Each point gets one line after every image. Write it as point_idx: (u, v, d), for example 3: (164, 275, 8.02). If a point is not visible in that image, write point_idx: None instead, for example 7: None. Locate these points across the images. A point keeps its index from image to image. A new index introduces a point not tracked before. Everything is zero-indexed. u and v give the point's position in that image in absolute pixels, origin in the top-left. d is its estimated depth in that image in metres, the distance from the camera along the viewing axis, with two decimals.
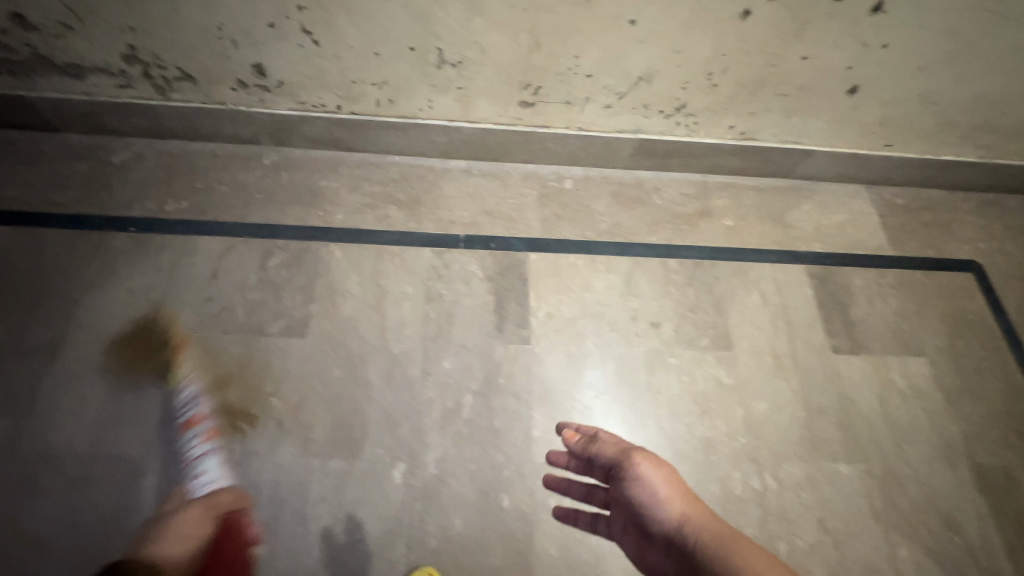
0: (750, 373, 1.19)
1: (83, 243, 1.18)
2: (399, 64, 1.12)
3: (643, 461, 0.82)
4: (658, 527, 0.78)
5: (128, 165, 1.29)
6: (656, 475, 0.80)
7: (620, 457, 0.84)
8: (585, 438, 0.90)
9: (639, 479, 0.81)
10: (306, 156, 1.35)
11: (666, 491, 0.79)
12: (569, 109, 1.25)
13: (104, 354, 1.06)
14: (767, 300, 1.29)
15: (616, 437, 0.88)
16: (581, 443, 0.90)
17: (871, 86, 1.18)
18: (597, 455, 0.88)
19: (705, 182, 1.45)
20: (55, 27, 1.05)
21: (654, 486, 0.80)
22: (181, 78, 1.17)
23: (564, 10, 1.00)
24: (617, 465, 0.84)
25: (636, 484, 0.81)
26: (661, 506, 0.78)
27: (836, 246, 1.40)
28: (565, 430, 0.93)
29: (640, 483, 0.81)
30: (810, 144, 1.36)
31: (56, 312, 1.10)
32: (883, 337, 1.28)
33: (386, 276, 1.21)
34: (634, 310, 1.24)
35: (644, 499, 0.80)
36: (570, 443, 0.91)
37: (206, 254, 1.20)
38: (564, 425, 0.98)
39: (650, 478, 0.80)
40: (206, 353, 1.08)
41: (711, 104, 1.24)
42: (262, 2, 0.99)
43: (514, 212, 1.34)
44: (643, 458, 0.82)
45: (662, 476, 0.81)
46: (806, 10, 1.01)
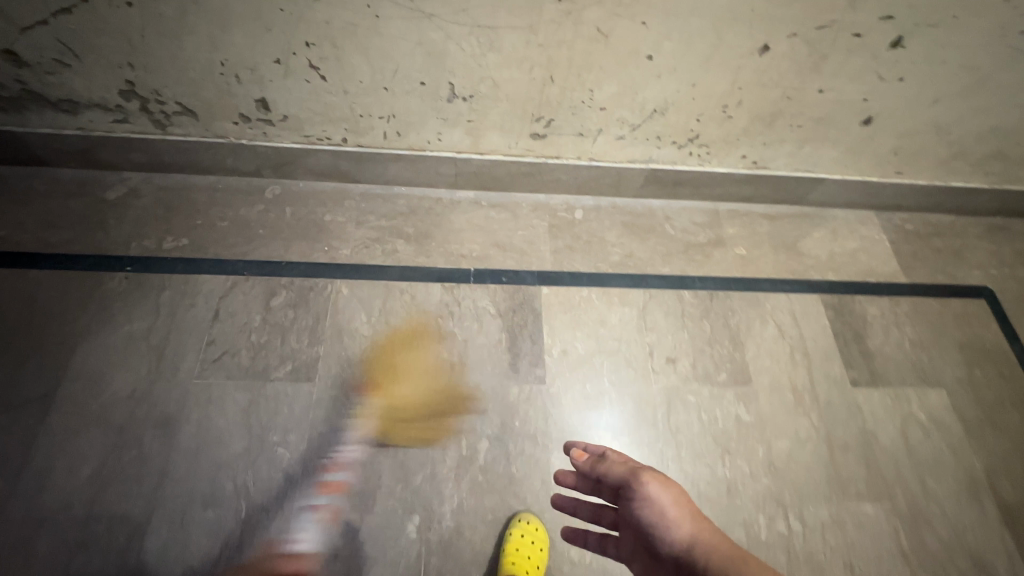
0: (770, 409, 1.17)
1: (78, 286, 1.13)
2: (409, 99, 1.09)
3: (652, 480, 0.74)
4: (668, 551, 0.70)
5: (125, 201, 1.24)
6: (664, 495, 0.72)
7: (628, 477, 0.76)
8: (592, 458, 0.82)
9: (647, 500, 0.73)
10: (310, 189, 1.31)
11: (675, 510, 0.72)
12: (581, 140, 1.22)
13: (103, 407, 1.01)
14: (784, 332, 1.27)
15: (623, 456, 0.80)
16: (589, 462, 0.82)
17: (885, 116, 1.17)
18: (604, 474, 0.80)
19: (716, 210, 1.44)
20: (50, 64, 1.00)
21: (663, 506, 0.72)
22: (181, 113, 1.13)
23: (580, 46, 0.98)
24: (625, 485, 0.76)
25: (644, 504, 0.73)
26: (672, 528, 0.70)
27: (849, 274, 1.39)
28: (573, 448, 0.85)
29: (648, 504, 0.73)
30: (822, 172, 1.35)
31: (51, 361, 1.04)
32: (902, 368, 1.26)
33: (396, 314, 1.17)
34: (650, 345, 1.21)
35: (654, 521, 0.72)
36: (578, 461, 0.84)
37: (207, 294, 1.15)
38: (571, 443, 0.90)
39: (657, 497, 0.73)
40: (210, 402, 1.03)
41: (725, 135, 1.22)
42: (269, 39, 0.95)
43: (525, 244, 1.31)
44: (653, 477, 0.74)
45: (670, 496, 0.73)
46: (825, 45, 0.99)
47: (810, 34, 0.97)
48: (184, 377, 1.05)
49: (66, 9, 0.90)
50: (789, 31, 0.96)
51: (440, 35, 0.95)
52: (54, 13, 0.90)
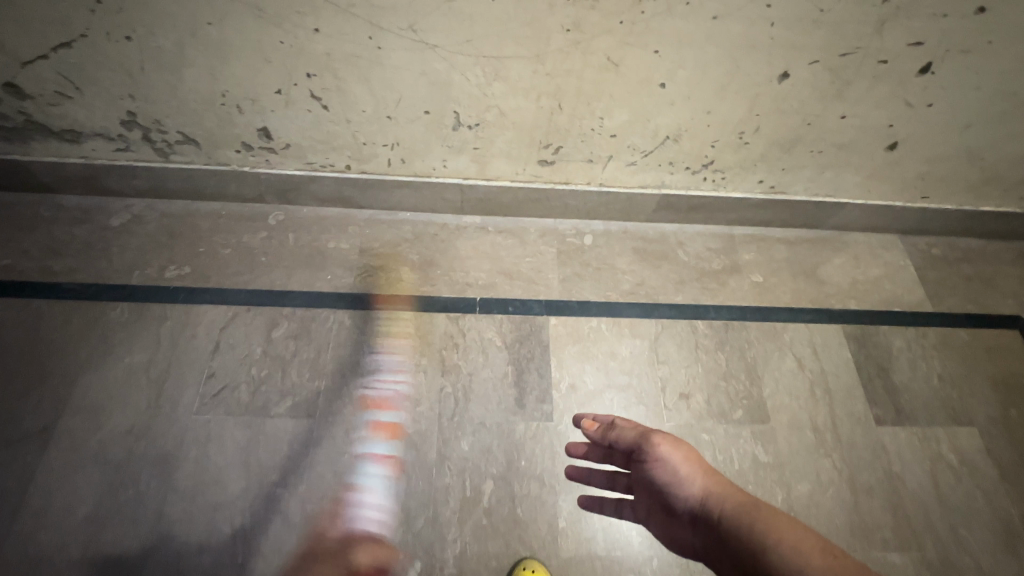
0: (789, 449, 1.11)
1: (78, 317, 1.11)
2: (414, 127, 1.06)
3: (661, 441, 0.78)
4: (682, 504, 0.74)
5: (128, 228, 1.23)
6: (674, 454, 0.77)
7: (638, 441, 0.81)
8: (603, 426, 0.87)
9: (658, 459, 0.78)
10: (314, 215, 1.29)
11: (685, 467, 0.76)
12: (591, 166, 1.18)
13: (101, 444, 0.99)
14: (803, 365, 1.21)
15: (631, 422, 0.85)
16: (599, 431, 0.87)
17: (912, 142, 1.12)
18: (615, 439, 0.84)
19: (731, 235, 1.38)
20: (51, 96, 0.99)
21: (674, 465, 0.76)
22: (183, 141, 1.11)
23: (591, 75, 0.94)
24: (635, 449, 0.81)
25: (656, 464, 0.77)
26: (684, 482, 0.75)
27: (871, 302, 1.33)
28: (582, 419, 0.90)
29: (660, 464, 0.77)
30: (843, 197, 1.29)
31: (50, 395, 1.03)
32: (929, 405, 1.19)
33: (399, 346, 1.14)
34: (662, 379, 1.17)
35: (667, 479, 0.76)
36: (589, 430, 0.88)
37: (208, 324, 1.13)
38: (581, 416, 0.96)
39: (668, 457, 0.77)
40: (210, 439, 1.01)
41: (741, 161, 1.17)
42: (271, 71, 0.93)
43: (532, 272, 1.27)
44: (662, 439, 0.79)
45: (680, 454, 0.77)
46: (849, 72, 0.94)
47: (833, 61, 0.92)
48: (183, 413, 1.04)
49: (66, 44, 0.88)
50: (811, 58, 0.91)
51: (445, 66, 0.92)
52: (54, 47, 0.89)
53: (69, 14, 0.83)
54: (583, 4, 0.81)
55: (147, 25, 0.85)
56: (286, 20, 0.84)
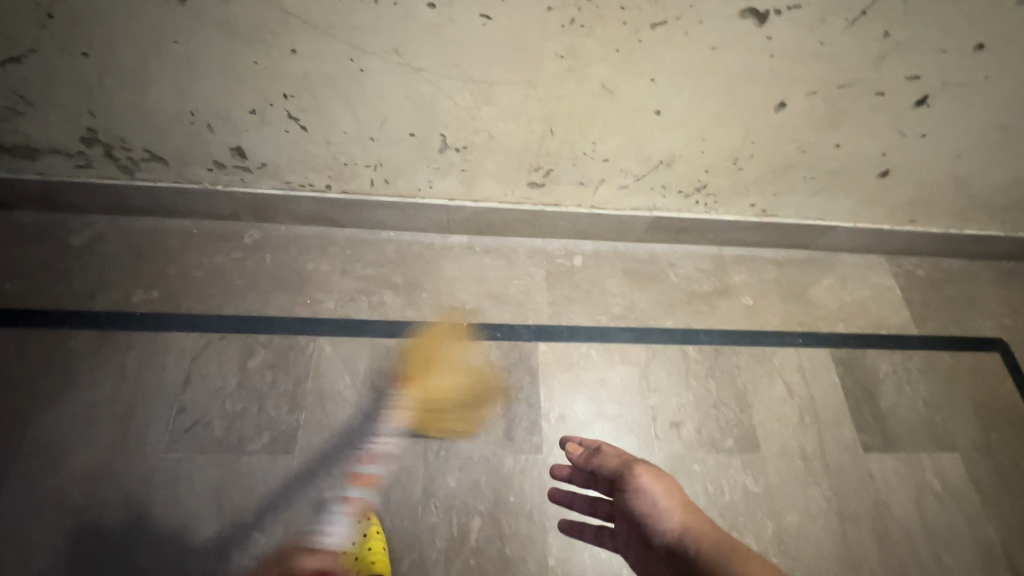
0: (779, 478, 1.10)
1: (34, 346, 1.04)
2: (398, 148, 1.01)
3: (643, 472, 0.78)
4: (660, 537, 0.74)
5: (90, 248, 1.15)
6: (655, 486, 0.77)
7: (620, 470, 0.81)
8: (588, 452, 0.87)
9: (638, 491, 0.78)
10: (292, 234, 1.23)
11: (665, 500, 0.76)
12: (582, 189, 1.15)
13: (60, 486, 0.93)
14: (792, 391, 1.21)
15: (616, 449, 0.85)
16: (584, 457, 0.87)
17: (903, 169, 1.11)
18: (599, 467, 0.85)
19: (722, 255, 1.37)
20: (1, 111, 0.91)
21: (653, 497, 0.76)
22: (149, 159, 1.04)
23: (584, 101, 0.90)
24: (618, 478, 0.81)
25: (635, 494, 0.78)
26: (662, 515, 0.75)
27: (859, 325, 1.33)
28: (567, 443, 0.90)
29: (639, 494, 0.77)
30: (833, 220, 1.29)
31: (2, 436, 0.96)
32: (915, 430, 1.20)
33: (382, 376, 1.10)
34: (653, 407, 1.14)
35: (646, 511, 0.76)
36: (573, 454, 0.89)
37: (178, 353, 1.07)
38: (568, 439, 0.95)
39: (649, 488, 0.77)
40: (179, 481, 0.96)
41: (734, 185, 1.15)
42: (244, 90, 0.87)
43: (521, 295, 1.24)
44: (644, 470, 0.79)
45: (661, 487, 0.77)
46: (845, 103, 0.92)
47: (830, 92, 0.90)
48: (150, 452, 0.97)
49: (14, 59, 0.81)
50: (808, 89, 0.89)
51: (431, 89, 0.87)
52: (1, 62, 0.81)
53: (16, 29, 0.76)
54: (577, 31, 0.77)
55: (106, 42, 0.78)
56: (259, 39, 0.78)
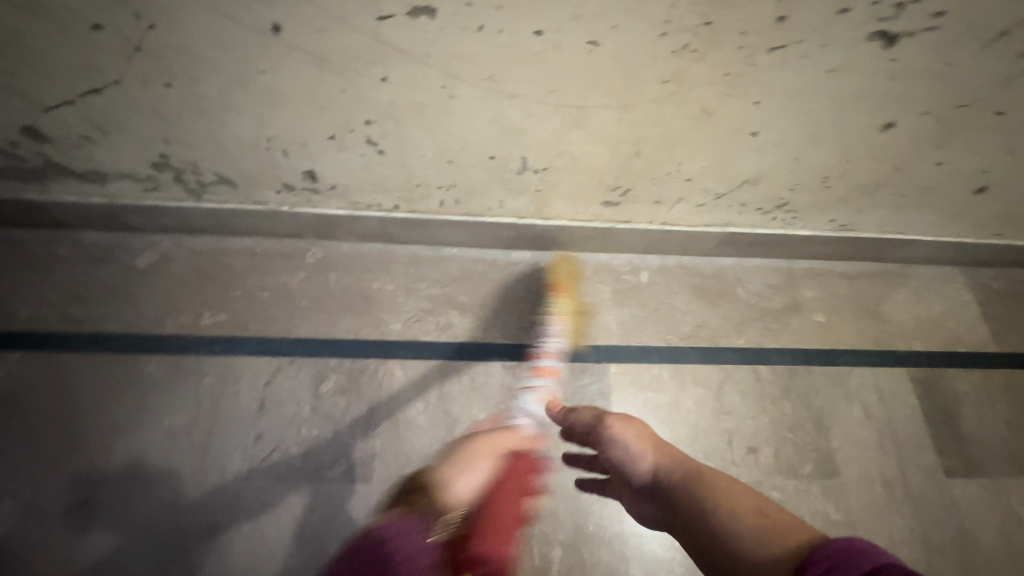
0: (860, 505, 1.08)
1: (110, 373, 1.03)
2: (475, 171, 0.97)
3: (612, 419, 0.74)
4: (640, 480, 0.70)
5: (155, 269, 1.13)
6: (623, 431, 0.73)
7: (590, 423, 0.77)
8: (560, 406, 0.88)
9: (610, 439, 0.73)
10: (354, 252, 1.20)
11: (638, 445, 0.71)
12: (657, 207, 1.11)
13: (148, 515, 0.93)
14: (870, 414, 1.17)
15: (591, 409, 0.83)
16: (558, 410, 0.89)
17: (1002, 186, 1.05)
18: (575, 420, 0.82)
19: (792, 269, 1.32)
20: (75, 139, 0.89)
21: (624, 442, 0.72)
22: (218, 183, 1.01)
23: (679, 124, 0.85)
24: (592, 432, 0.77)
25: (611, 445, 0.73)
26: (638, 461, 0.70)
27: (936, 343, 1.28)
28: (548, 402, 0.95)
29: (612, 443, 0.73)
30: (913, 234, 1.23)
31: (87, 462, 0.96)
32: (999, 455, 1.16)
33: (454, 400, 1.08)
34: (728, 432, 1.12)
35: (622, 458, 0.72)
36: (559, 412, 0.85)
37: (251, 379, 1.06)
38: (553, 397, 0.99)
39: (621, 436, 0.73)
40: (262, 509, 0.96)
41: (817, 202, 1.10)
42: (324, 117, 0.83)
43: (588, 314, 1.21)
44: (614, 418, 0.74)
45: (634, 432, 0.72)
46: (958, 122, 0.87)
47: (944, 111, 0.84)
48: (232, 480, 0.97)
49: (95, 89, 0.79)
50: (921, 109, 0.84)
51: (521, 114, 0.83)
52: (82, 93, 0.79)
53: (102, 60, 0.74)
54: (687, 55, 0.73)
55: (191, 72, 0.75)
56: (348, 67, 0.74)
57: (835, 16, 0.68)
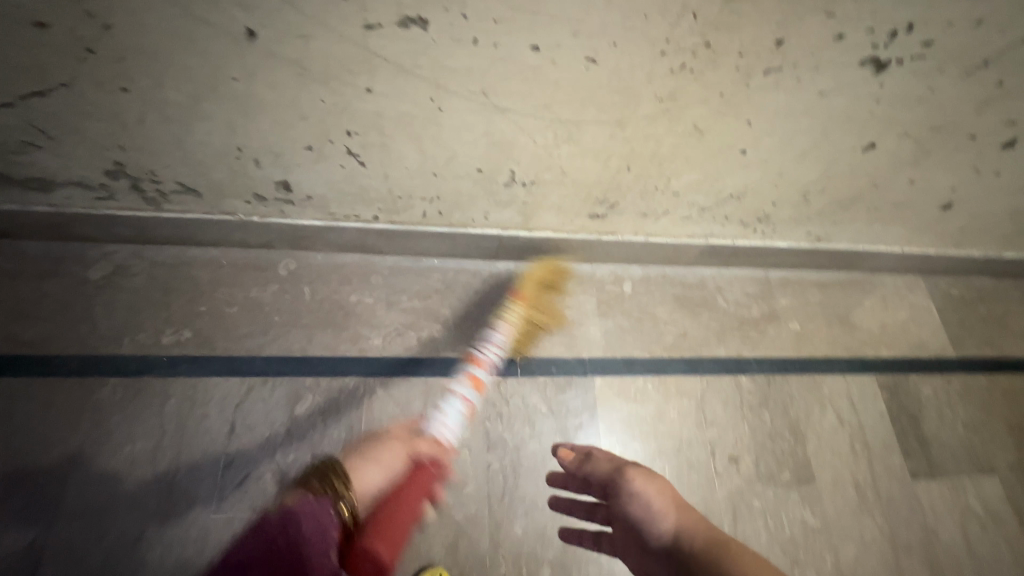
0: (835, 509, 1.12)
1: (59, 399, 0.94)
2: (462, 183, 0.94)
3: (636, 476, 0.76)
4: (656, 541, 0.73)
5: (109, 282, 1.04)
6: (648, 489, 0.74)
7: (613, 475, 0.78)
8: (580, 458, 0.85)
9: (633, 496, 0.75)
10: (330, 262, 1.15)
11: (659, 504, 0.73)
12: (643, 219, 1.10)
13: (107, 555, 0.85)
14: (842, 420, 1.21)
15: (609, 454, 0.83)
16: (575, 463, 0.85)
17: (965, 202, 1.11)
18: (590, 472, 0.83)
19: (768, 279, 1.35)
20: (15, 144, 0.80)
21: (648, 500, 0.74)
22: (181, 192, 0.93)
23: (671, 141, 0.85)
24: (611, 483, 0.78)
25: (629, 500, 0.75)
26: (656, 519, 0.73)
27: (901, 349, 1.34)
28: (559, 448, 0.88)
29: (634, 499, 0.75)
30: (882, 245, 1.28)
31: (34, 499, 0.87)
32: (958, 455, 1.22)
33: (439, 418, 1.05)
34: (711, 442, 1.13)
35: (641, 516, 0.74)
36: (564, 462, 0.87)
37: (220, 402, 0.99)
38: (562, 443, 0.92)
39: (643, 492, 0.74)
40: (236, 541, 0.89)
41: (797, 216, 1.12)
42: (302, 127, 0.78)
43: (573, 325, 1.19)
44: (636, 474, 0.76)
45: (656, 489, 0.75)
46: (933, 144, 0.90)
47: (922, 133, 0.87)
48: (201, 512, 0.91)
49: (40, 92, 0.70)
50: (902, 131, 0.86)
51: (513, 128, 0.80)
52: (23, 95, 0.71)
53: (47, 62, 0.66)
54: (685, 75, 0.72)
55: (153, 77, 0.68)
56: (333, 77, 0.70)
57: (832, 41, 0.69)
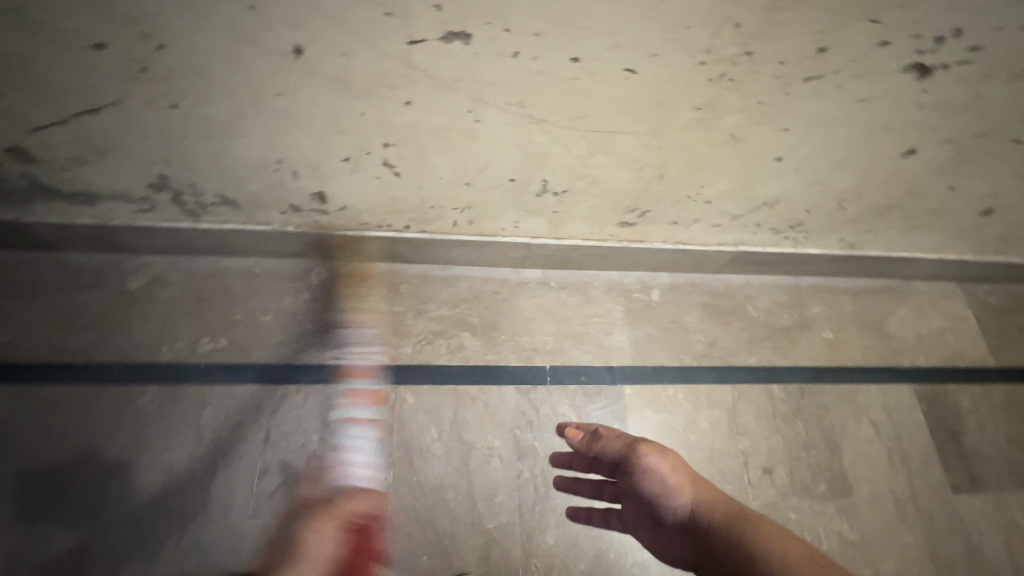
0: (873, 524, 1.09)
1: (102, 406, 0.97)
2: (493, 193, 0.94)
3: (648, 452, 0.81)
4: (673, 515, 0.77)
5: (148, 292, 1.07)
6: (662, 464, 0.79)
7: (624, 452, 0.83)
8: (588, 436, 0.90)
9: (647, 471, 0.80)
10: (360, 271, 1.16)
11: (674, 479, 0.78)
12: (672, 228, 1.09)
13: (148, 560, 0.87)
14: (879, 431, 1.18)
15: (616, 431, 0.88)
16: (584, 441, 0.90)
17: (1006, 208, 1.08)
18: (600, 450, 0.88)
19: (799, 286, 1.33)
20: (66, 160, 0.83)
21: (663, 475, 0.79)
22: (219, 203, 0.96)
23: (706, 150, 0.84)
24: (624, 460, 0.83)
25: (646, 476, 0.80)
26: (673, 495, 0.77)
27: (938, 358, 1.30)
28: (568, 429, 0.92)
29: (648, 474, 0.80)
30: (917, 252, 1.25)
31: (78, 506, 0.89)
32: (1001, 469, 1.18)
33: (468, 427, 1.05)
34: (743, 453, 1.11)
35: (657, 490, 0.78)
36: (573, 441, 0.92)
37: (254, 410, 1.01)
38: (564, 426, 1.03)
39: (657, 468, 0.79)
40: (271, 549, 0.90)
41: (830, 223, 1.10)
42: (341, 140, 0.79)
43: (601, 334, 1.19)
44: (648, 449, 0.81)
45: (668, 464, 0.80)
46: (975, 150, 0.88)
47: (965, 139, 0.85)
48: (237, 518, 0.92)
49: (92, 110, 0.73)
50: (943, 138, 0.85)
51: (547, 139, 0.80)
52: (77, 113, 0.73)
53: (101, 81, 0.68)
54: (724, 84, 0.71)
55: (200, 94, 0.70)
56: (373, 91, 0.71)
57: (874, 48, 0.68)
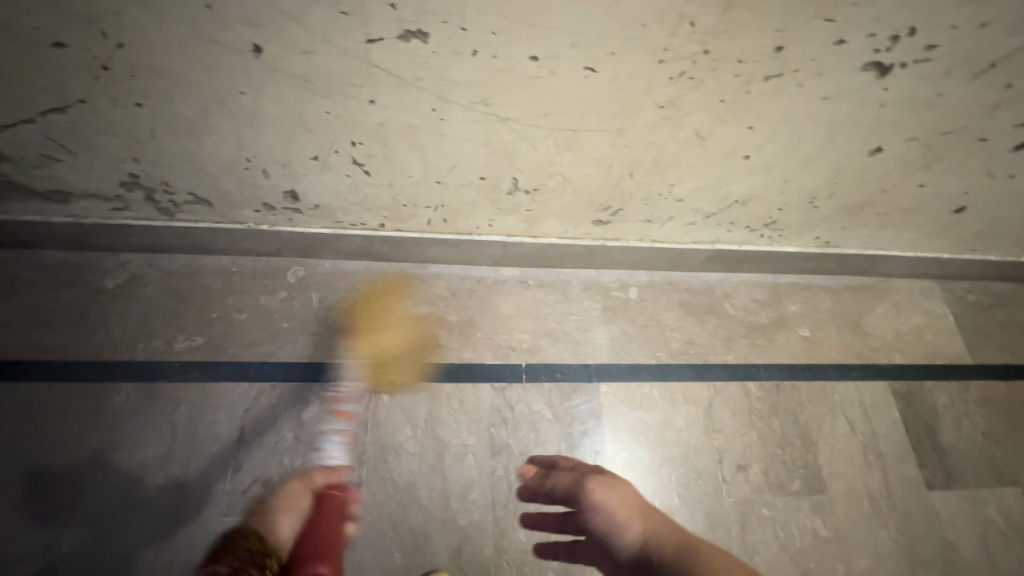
0: (848, 520, 1.09)
1: (76, 404, 0.97)
2: (465, 192, 0.95)
3: (597, 487, 0.96)
4: (626, 551, 0.91)
5: (125, 290, 1.07)
6: (609, 498, 0.94)
7: (574, 486, 0.98)
8: (541, 473, 1.03)
9: (595, 506, 0.95)
10: (338, 270, 1.16)
11: (622, 512, 0.92)
12: (647, 226, 1.10)
13: (118, 557, 0.87)
14: (855, 428, 1.19)
15: (569, 466, 1.02)
16: (537, 478, 1.02)
17: (979, 206, 1.09)
18: (552, 484, 1.01)
19: (777, 284, 1.33)
20: (35, 159, 0.83)
21: (610, 509, 0.93)
22: (193, 202, 0.96)
23: (673, 148, 0.85)
24: (574, 495, 0.98)
25: (594, 511, 0.94)
26: (625, 529, 0.91)
27: (915, 355, 1.31)
28: (520, 465, 1.04)
29: (597, 510, 0.94)
30: (893, 250, 1.26)
31: (50, 504, 0.89)
32: (977, 466, 1.19)
33: (444, 425, 1.06)
34: (719, 450, 1.12)
35: (608, 523, 0.93)
36: (523, 478, 1.03)
37: (229, 408, 1.01)
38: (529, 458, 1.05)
39: (605, 502, 0.94)
40: None
41: (804, 221, 1.11)
42: (308, 139, 0.80)
43: (578, 332, 1.19)
44: (597, 484, 0.96)
45: (615, 498, 0.94)
46: (943, 148, 0.89)
47: (931, 138, 0.86)
48: (209, 516, 0.92)
49: (58, 109, 0.73)
50: (909, 136, 0.85)
51: (514, 138, 0.81)
52: (42, 111, 0.73)
53: (65, 80, 0.68)
54: (685, 82, 0.72)
55: (165, 92, 0.71)
56: (337, 90, 0.71)
57: (833, 46, 0.68)
